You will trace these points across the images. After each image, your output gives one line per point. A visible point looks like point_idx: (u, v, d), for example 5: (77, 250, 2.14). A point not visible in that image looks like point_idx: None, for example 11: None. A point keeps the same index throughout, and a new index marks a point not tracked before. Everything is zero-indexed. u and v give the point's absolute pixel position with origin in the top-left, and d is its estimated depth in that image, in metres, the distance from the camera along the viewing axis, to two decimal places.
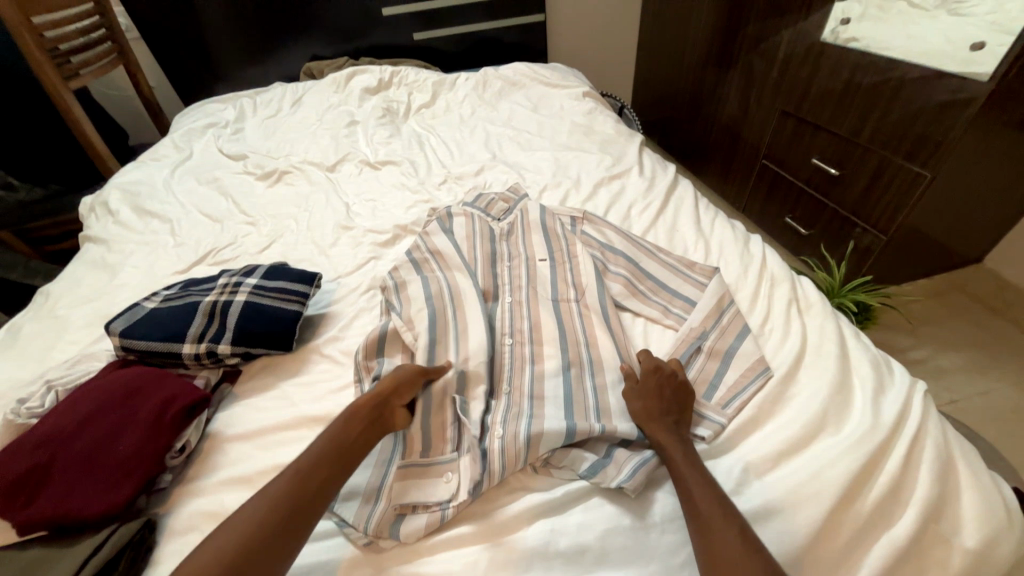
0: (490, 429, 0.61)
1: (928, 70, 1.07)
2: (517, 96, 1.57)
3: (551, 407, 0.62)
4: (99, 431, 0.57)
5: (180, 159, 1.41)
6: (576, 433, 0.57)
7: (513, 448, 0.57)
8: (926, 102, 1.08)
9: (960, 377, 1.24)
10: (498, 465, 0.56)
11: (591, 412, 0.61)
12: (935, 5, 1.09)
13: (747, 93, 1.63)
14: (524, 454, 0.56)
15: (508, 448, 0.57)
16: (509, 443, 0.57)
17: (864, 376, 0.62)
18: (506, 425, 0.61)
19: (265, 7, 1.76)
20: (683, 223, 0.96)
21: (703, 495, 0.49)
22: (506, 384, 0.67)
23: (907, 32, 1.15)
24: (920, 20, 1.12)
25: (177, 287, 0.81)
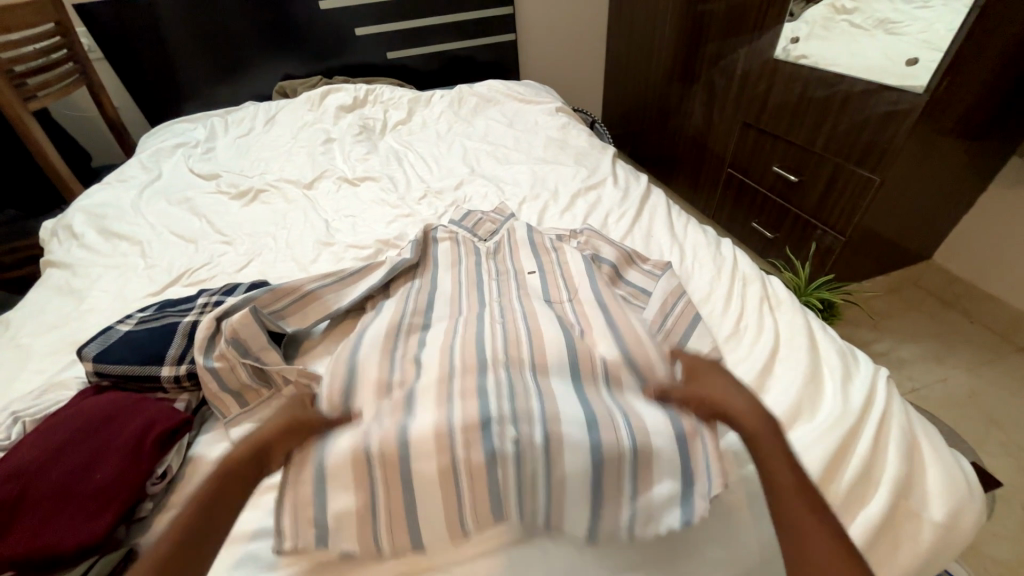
0: (497, 427, 0.51)
1: (871, 84, 1.16)
2: (492, 112, 1.60)
3: (563, 391, 0.57)
4: (74, 461, 0.55)
5: (148, 180, 1.38)
6: (604, 450, 0.49)
7: (529, 454, 0.49)
8: (871, 112, 1.17)
9: (920, 366, 1.32)
10: (515, 507, 0.49)
11: (616, 410, 0.53)
12: (872, 26, 1.21)
13: (710, 107, 1.72)
14: (541, 468, 0.49)
15: (525, 452, 0.49)
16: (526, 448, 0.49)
17: (833, 366, 0.66)
18: (518, 425, 0.51)
19: (235, 27, 1.75)
20: (657, 229, 1.00)
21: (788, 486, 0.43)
22: (502, 355, 0.62)
23: (851, 50, 1.25)
24: (861, 38, 1.23)
25: (152, 309, 0.79)
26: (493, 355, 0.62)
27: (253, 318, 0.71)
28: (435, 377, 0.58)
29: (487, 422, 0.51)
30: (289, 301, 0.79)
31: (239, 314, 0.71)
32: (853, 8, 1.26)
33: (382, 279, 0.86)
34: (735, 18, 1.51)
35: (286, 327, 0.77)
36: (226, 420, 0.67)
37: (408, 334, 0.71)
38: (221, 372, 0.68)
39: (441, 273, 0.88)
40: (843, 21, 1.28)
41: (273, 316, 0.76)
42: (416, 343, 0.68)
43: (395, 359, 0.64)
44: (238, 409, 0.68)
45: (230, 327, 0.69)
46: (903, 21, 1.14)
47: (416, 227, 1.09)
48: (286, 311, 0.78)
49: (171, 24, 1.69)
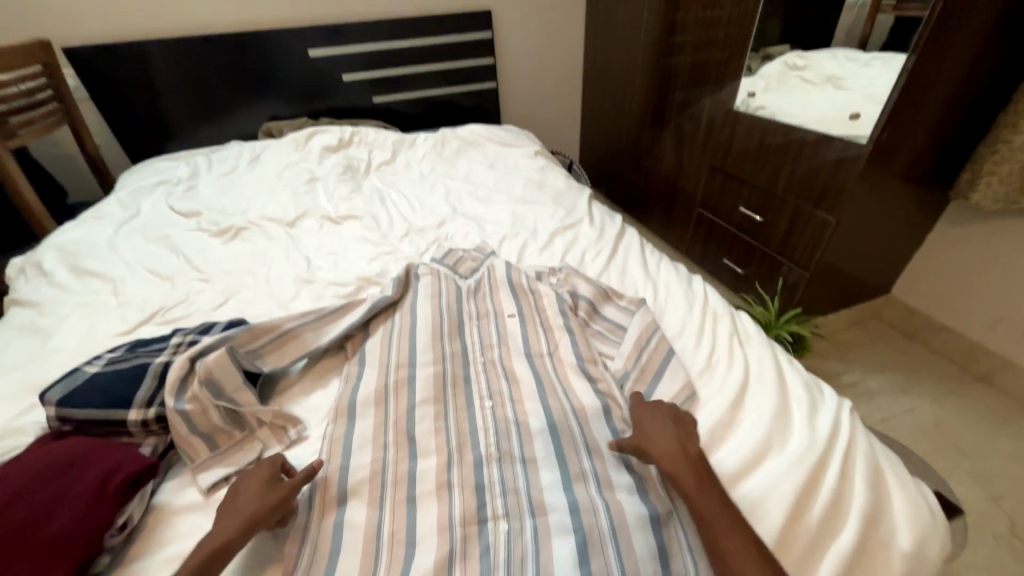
0: (493, 523, 0.59)
1: (821, 134, 1.27)
2: (474, 154, 1.67)
3: (546, 472, 0.63)
4: (27, 510, 0.52)
5: (126, 218, 1.37)
6: (586, 533, 0.55)
7: (519, 542, 0.57)
8: (824, 158, 1.27)
9: (887, 396, 1.37)
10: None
11: (596, 494, 0.59)
12: (822, 80, 1.33)
13: (680, 151, 1.83)
14: (530, 558, 0.54)
15: (515, 541, 0.57)
16: (516, 537, 0.57)
17: (799, 398, 0.69)
18: (510, 520, 0.59)
19: (225, 71, 1.81)
20: (632, 266, 1.04)
21: (728, 531, 0.51)
22: (495, 449, 0.67)
23: (803, 103, 1.37)
24: (812, 92, 1.36)
25: (123, 348, 0.76)
26: (487, 450, 0.68)
27: (230, 358, 0.70)
28: (435, 468, 0.66)
29: (483, 519, 0.60)
30: (267, 340, 0.78)
31: (215, 354, 0.70)
32: (804, 65, 1.39)
33: (362, 315, 0.87)
34: (699, 71, 1.64)
35: (264, 367, 0.76)
36: (195, 465, 0.65)
37: (396, 394, 0.75)
38: (193, 414, 0.66)
39: (421, 311, 0.89)
40: (796, 76, 1.41)
41: (250, 355, 0.75)
42: (407, 409, 0.73)
43: (393, 442, 0.68)
44: (208, 453, 0.66)
45: (204, 368, 0.68)
46: (848, 78, 1.26)
47: (398, 265, 1.10)
48: (263, 351, 0.77)
49: (160, 67, 1.74)
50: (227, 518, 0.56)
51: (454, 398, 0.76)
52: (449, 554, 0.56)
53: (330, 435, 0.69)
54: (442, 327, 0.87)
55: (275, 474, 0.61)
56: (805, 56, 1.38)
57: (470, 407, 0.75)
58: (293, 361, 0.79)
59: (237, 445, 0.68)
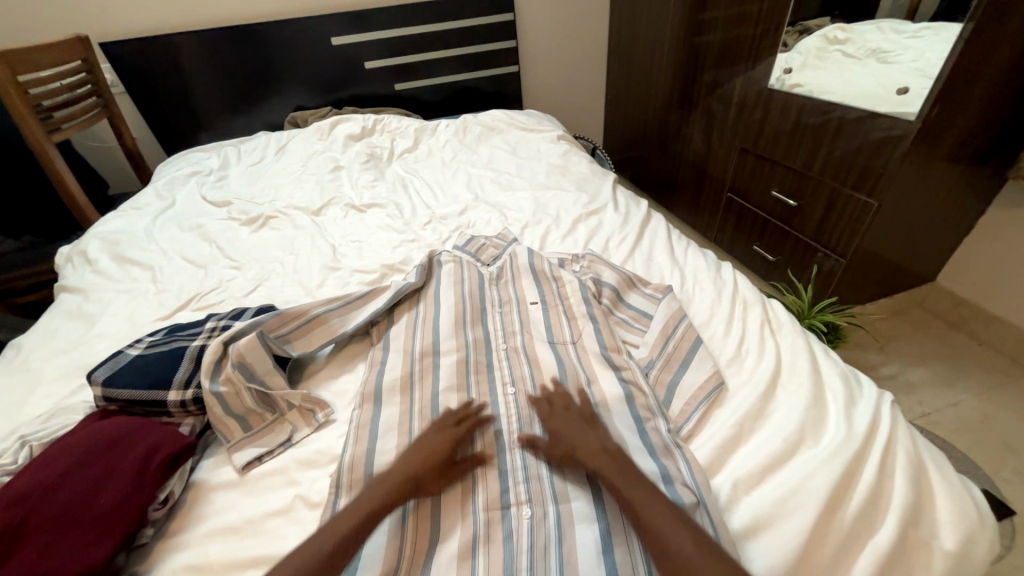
0: (516, 508, 0.60)
1: (863, 111, 1.20)
2: (496, 140, 1.65)
3: None
4: (79, 485, 0.56)
5: (162, 208, 1.42)
6: (609, 522, 0.55)
7: (542, 529, 0.57)
8: (867, 136, 1.20)
9: (930, 390, 1.30)
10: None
11: None
12: (866, 55, 1.24)
13: (709, 133, 1.76)
14: (553, 544, 0.55)
15: (538, 527, 0.57)
16: (540, 522, 0.57)
17: (835, 390, 0.66)
18: (533, 506, 0.60)
19: (252, 62, 1.84)
20: (658, 252, 1.01)
21: (655, 512, 0.50)
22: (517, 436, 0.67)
23: (844, 78, 1.29)
24: (854, 67, 1.27)
25: (162, 333, 0.80)
26: (510, 437, 0.68)
27: (260, 343, 0.72)
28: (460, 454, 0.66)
29: (506, 504, 0.60)
30: (296, 326, 0.80)
31: (246, 338, 0.72)
32: (845, 38, 1.30)
33: (386, 301, 0.87)
34: (731, 48, 1.57)
35: (292, 352, 0.78)
36: (230, 445, 0.68)
37: (421, 381, 0.76)
38: (227, 397, 0.69)
39: (444, 298, 0.90)
40: (836, 51, 1.33)
41: (279, 340, 0.77)
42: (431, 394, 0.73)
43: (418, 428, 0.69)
44: (241, 433, 0.69)
45: (235, 351, 0.70)
46: (894, 51, 1.18)
47: (421, 252, 1.11)
48: (291, 336, 0.79)
49: (190, 59, 1.78)
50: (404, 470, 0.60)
51: (477, 385, 0.76)
52: (472, 538, 0.57)
53: (358, 419, 0.70)
54: (464, 315, 0.87)
55: (456, 441, 0.64)
56: (846, 28, 1.30)
57: (493, 393, 0.75)
58: (320, 347, 0.81)
59: (267, 426, 0.70)
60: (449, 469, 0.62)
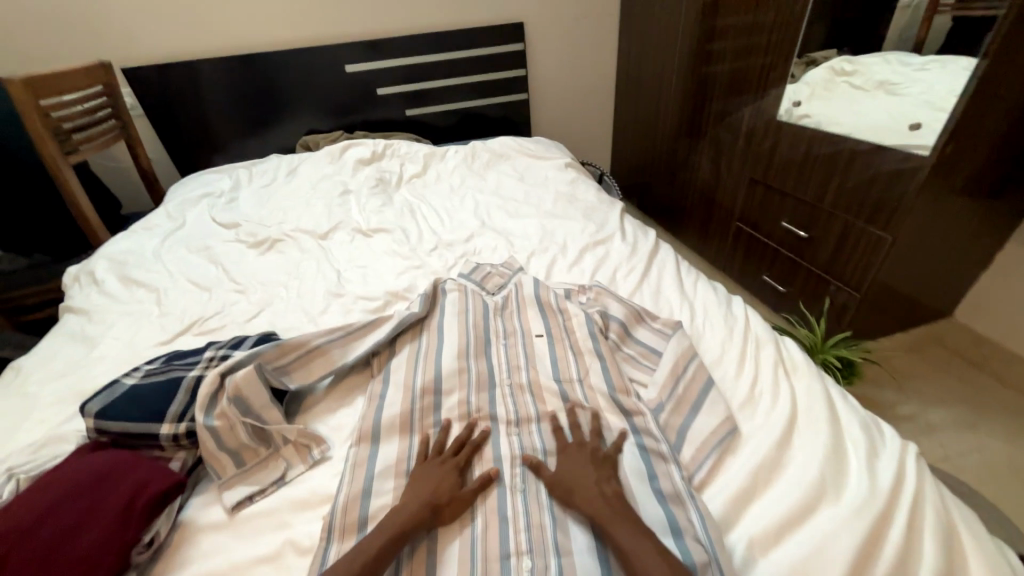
0: (516, 560, 0.56)
1: (872, 144, 1.19)
2: (504, 167, 1.66)
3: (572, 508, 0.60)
4: (61, 526, 0.53)
5: (172, 229, 1.43)
6: None
7: None
8: (879, 169, 1.19)
9: (952, 432, 1.25)
10: None
11: None
12: (873, 86, 1.24)
13: (717, 161, 1.76)
14: None
15: None
16: None
17: (856, 440, 0.62)
18: (534, 558, 0.56)
19: (268, 87, 1.89)
20: (667, 285, 0.99)
21: (647, 556, 0.50)
22: (519, 480, 0.65)
23: (853, 110, 1.28)
24: (862, 99, 1.27)
25: (160, 361, 0.78)
26: (511, 480, 0.65)
27: (257, 375, 0.70)
28: None
29: (506, 555, 0.57)
30: (295, 357, 0.78)
31: (243, 371, 0.70)
32: (851, 71, 1.30)
33: (388, 331, 0.86)
34: (739, 79, 1.58)
35: (291, 384, 0.76)
36: (221, 482, 0.65)
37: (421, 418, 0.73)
38: (221, 432, 0.67)
39: (448, 330, 0.88)
40: (844, 83, 1.32)
41: (277, 372, 0.76)
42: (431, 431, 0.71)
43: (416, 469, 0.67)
44: (234, 470, 0.66)
45: (232, 384, 0.69)
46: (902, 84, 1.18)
47: (426, 280, 1.10)
48: (290, 367, 0.77)
49: (209, 84, 1.83)
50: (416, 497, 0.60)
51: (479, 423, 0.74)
52: None
53: (354, 457, 0.67)
54: (468, 347, 0.85)
55: (457, 466, 0.65)
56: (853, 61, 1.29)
57: (495, 432, 0.72)
58: (319, 379, 0.79)
59: (261, 462, 0.68)
60: (460, 491, 0.62)
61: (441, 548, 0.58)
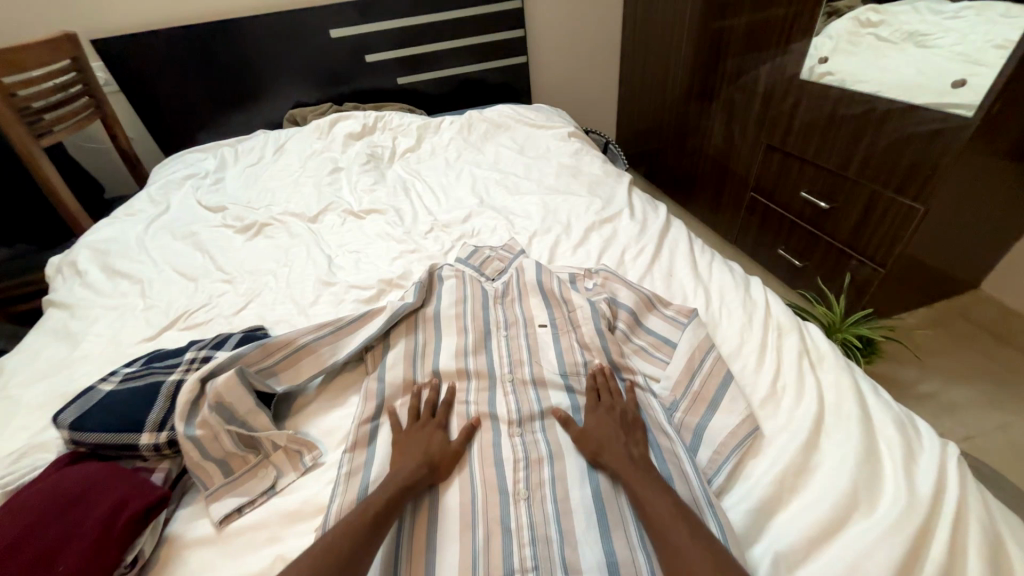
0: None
1: (902, 104, 1.09)
2: (503, 138, 1.56)
3: (581, 521, 0.56)
4: (33, 552, 0.49)
5: (155, 214, 1.36)
6: None
7: None
8: (912, 131, 1.08)
9: (974, 410, 1.20)
10: None
11: (639, 549, 0.52)
12: (900, 38, 1.13)
13: (730, 127, 1.65)
14: None
15: None
16: None
17: (891, 441, 0.57)
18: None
19: (247, 55, 1.76)
20: (679, 267, 0.92)
21: (662, 512, 0.50)
22: (523, 487, 0.62)
23: (880, 65, 1.17)
24: (888, 52, 1.15)
25: (140, 363, 0.74)
26: (515, 488, 0.62)
27: (240, 380, 0.66)
28: (459, 507, 0.60)
29: (510, 571, 0.54)
30: (281, 357, 0.73)
31: (224, 376, 0.65)
32: (879, 20, 1.17)
33: (380, 325, 0.80)
34: (757, 33, 1.44)
35: (278, 386, 0.72)
36: (207, 493, 0.61)
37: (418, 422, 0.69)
38: (204, 442, 0.62)
39: (446, 323, 0.83)
40: (869, 34, 1.20)
41: (262, 375, 0.71)
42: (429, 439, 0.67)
43: None
44: (221, 479, 0.62)
45: (212, 391, 0.64)
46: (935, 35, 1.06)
47: (422, 265, 1.03)
48: (276, 367, 0.72)
49: (184, 54, 1.70)
50: (413, 455, 0.62)
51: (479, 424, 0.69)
52: None
53: (349, 465, 0.64)
54: (467, 343, 0.80)
55: (439, 424, 0.67)
56: (879, 10, 1.16)
57: (497, 434, 0.68)
58: (308, 379, 0.74)
59: (250, 470, 0.64)
60: (450, 448, 0.64)
61: (442, 498, 0.61)
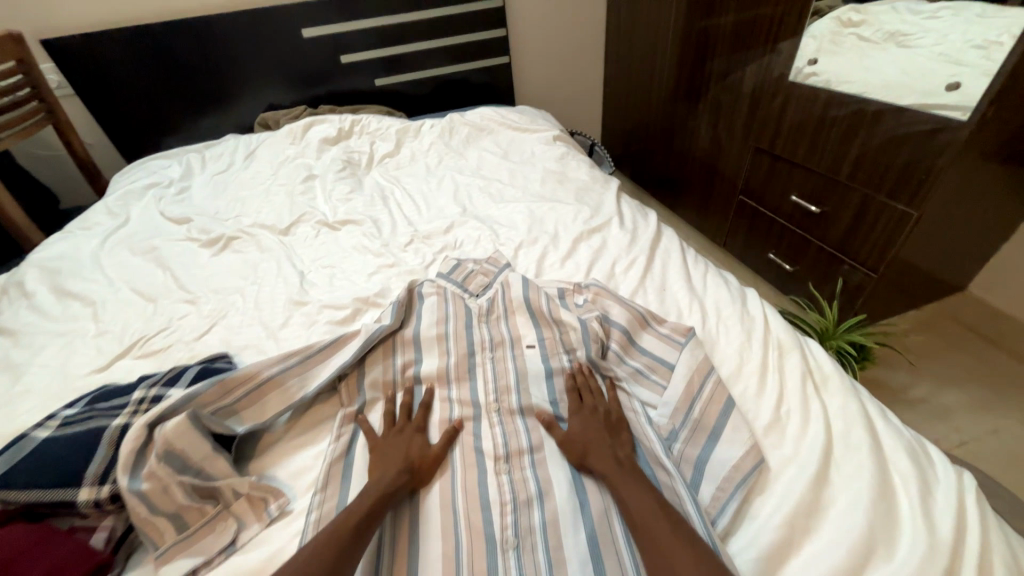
0: None
1: (887, 104, 1.08)
2: (486, 142, 1.50)
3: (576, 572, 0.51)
4: None
5: (113, 228, 1.27)
6: None
7: None
8: (893, 133, 1.08)
9: (967, 415, 1.19)
10: None
11: None
12: (882, 38, 1.11)
13: (717, 128, 1.62)
14: None
15: None
16: None
17: (905, 474, 0.54)
18: None
19: (213, 55, 1.66)
20: (673, 280, 0.88)
21: (648, 511, 0.50)
22: (511, 534, 0.56)
23: (862, 66, 1.16)
24: (869, 52, 1.14)
25: (83, 404, 0.66)
26: (503, 535, 0.57)
27: (192, 425, 0.59)
28: (442, 559, 0.54)
29: None
30: (242, 394, 0.67)
31: (174, 421, 0.58)
32: (860, 20, 1.16)
33: (353, 354, 0.73)
34: (744, 32, 1.40)
35: (240, 427, 0.65)
36: (158, 554, 0.54)
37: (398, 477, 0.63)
38: (152, 495, 0.55)
39: (426, 346, 0.78)
40: (851, 34, 1.19)
41: (219, 417, 0.64)
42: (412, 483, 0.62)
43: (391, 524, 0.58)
44: (174, 534, 0.55)
45: (162, 437, 0.57)
46: (913, 35, 1.05)
47: (401, 281, 0.97)
48: (238, 406, 0.66)
49: (144, 54, 1.60)
50: (393, 459, 0.61)
51: (464, 461, 0.64)
52: None
53: (318, 511, 0.57)
54: (449, 371, 0.75)
55: (417, 428, 0.66)
56: (861, 9, 1.15)
57: (483, 472, 0.63)
58: (272, 418, 0.68)
59: (208, 523, 0.57)
60: (430, 453, 0.63)
61: (424, 499, 0.61)
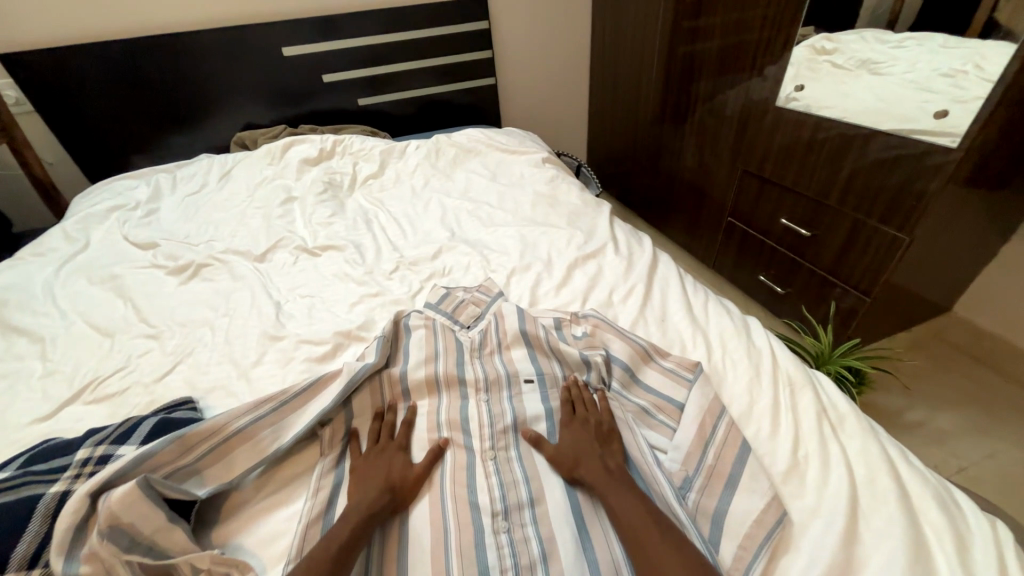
0: None
1: (868, 129, 1.10)
2: (473, 164, 1.47)
3: None
4: None
5: (70, 254, 1.17)
6: None
7: None
8: (872, 158, 1.11)
9: (963, 439, 1.18)
10: None
11: None
12: (856, 65, 1.14)
13: (703, 150, 1.63)
14: None
15: None
16: None
17: (938, 528, 0.50)
18: None
19: (186, 73, 1.59)
20: (673, 308, 0.84)
21: (635, 516, 0.52)
22: None
23: (841, 92, 1.18)
24: (846, 79, 1.17)
25: (16, 465, 0.57)
26: None
27: (144, 494, 0.51)
28: None
29: None
30: (205, 450, 0.59)
31: (124, 487, 0.51)
32: (832, 48, 1.19)
33: (334, 398, 0.66)
34: (729, 57, 1.42)
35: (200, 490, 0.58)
36: None
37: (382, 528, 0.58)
38: None
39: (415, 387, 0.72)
40: (825, 62, 1.21)
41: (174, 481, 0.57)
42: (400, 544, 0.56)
43: None
44: None
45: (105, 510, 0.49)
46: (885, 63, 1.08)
47: (386, 313, 0.91)
48: (201, 464, 0.59)
49: (111, 70, 1.52)
50: (374, 477, 0.59)
51: (458, 519, 0.58)
52: None
53: None
54: (439, 416, 0.69)
55: (400, 446, 0.64)
56: (835, 38, 1.18)
57: (480, 532, 0.57)
58: (236, 479, 0.60)
59: None
60: (412, 471, 0.61)
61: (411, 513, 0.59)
